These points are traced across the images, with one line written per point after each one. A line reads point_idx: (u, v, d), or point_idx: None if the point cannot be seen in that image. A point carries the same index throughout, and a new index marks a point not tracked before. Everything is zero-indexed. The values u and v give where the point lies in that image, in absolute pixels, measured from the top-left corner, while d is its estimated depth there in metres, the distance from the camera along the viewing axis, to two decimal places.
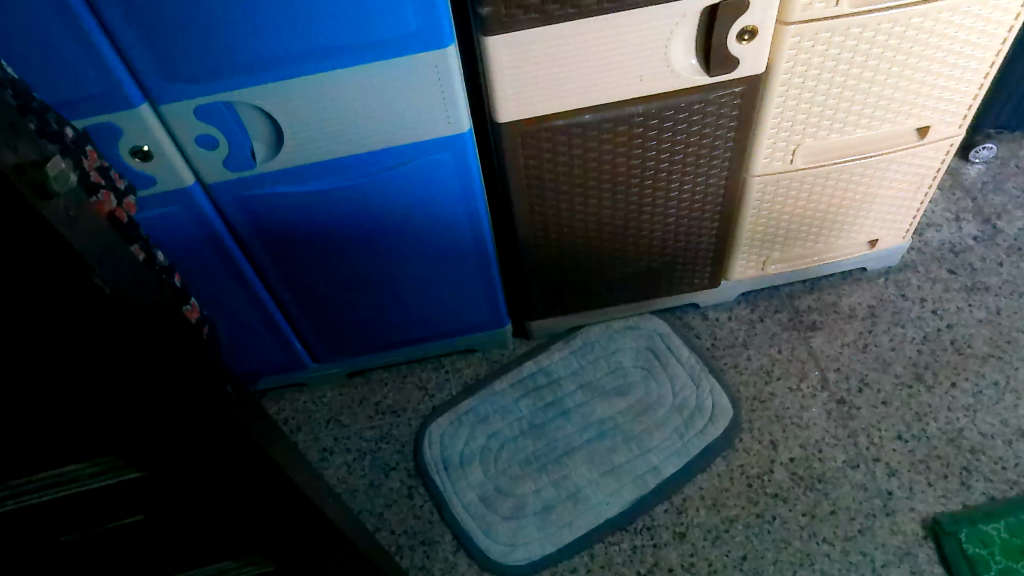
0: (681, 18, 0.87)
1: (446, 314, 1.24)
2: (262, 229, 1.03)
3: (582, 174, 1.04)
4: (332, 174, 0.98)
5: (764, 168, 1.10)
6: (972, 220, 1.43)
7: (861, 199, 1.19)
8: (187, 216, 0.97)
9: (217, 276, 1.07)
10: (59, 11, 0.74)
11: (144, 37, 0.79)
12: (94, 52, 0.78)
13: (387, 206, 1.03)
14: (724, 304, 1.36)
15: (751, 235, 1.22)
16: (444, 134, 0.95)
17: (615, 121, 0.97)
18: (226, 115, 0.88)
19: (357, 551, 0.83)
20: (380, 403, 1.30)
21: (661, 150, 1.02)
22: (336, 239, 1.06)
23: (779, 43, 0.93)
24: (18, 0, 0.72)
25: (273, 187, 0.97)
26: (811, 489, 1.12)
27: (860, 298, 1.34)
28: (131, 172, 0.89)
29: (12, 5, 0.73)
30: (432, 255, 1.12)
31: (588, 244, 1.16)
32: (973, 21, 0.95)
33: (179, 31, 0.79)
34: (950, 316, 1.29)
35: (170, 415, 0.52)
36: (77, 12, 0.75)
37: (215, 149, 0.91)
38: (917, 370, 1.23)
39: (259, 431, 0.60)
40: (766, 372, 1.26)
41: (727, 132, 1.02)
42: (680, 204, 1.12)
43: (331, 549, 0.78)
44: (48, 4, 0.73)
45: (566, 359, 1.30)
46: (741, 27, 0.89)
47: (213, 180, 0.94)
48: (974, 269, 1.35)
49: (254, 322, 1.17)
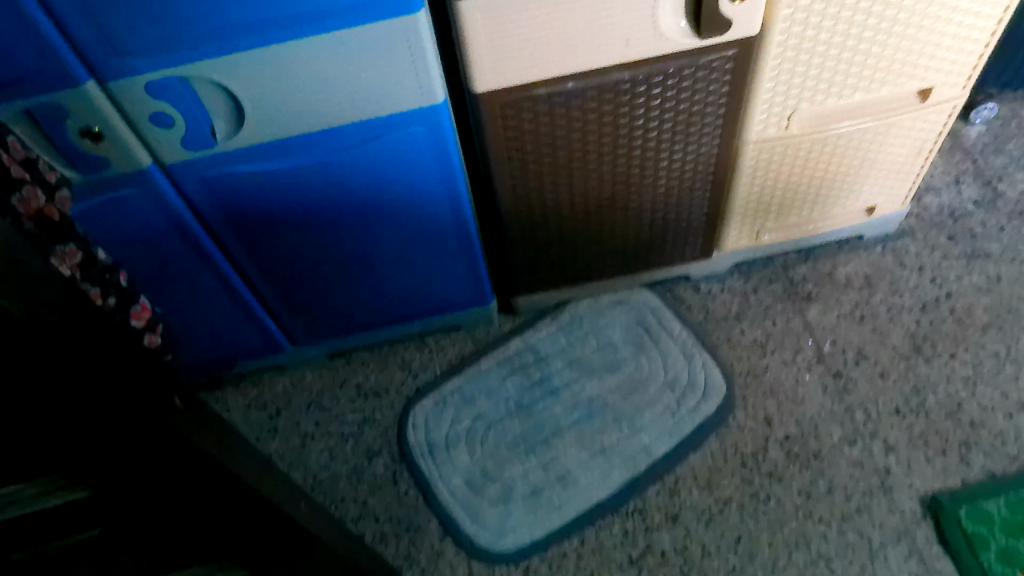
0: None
1: (425, 291, 1.19)
2: (229, 210, 0.97)
3: (566, 145, 0.98)
4: (300, 150, 0.91)
5: (758, 135, 1.04)
6: (972, 183, 1.37)
7: (859, 164, 1.14)
8: (145, 198, 0.91)
9: (182, 261, 1.01)
10: None
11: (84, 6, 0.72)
12: (29, 25, 0.71)
13: (360, 180, 0.97)
14: (716, 276, 1.30)
15: (745, 204, 1.17)
16: (417, 105, 0.89)
17: (601, 89, 0.91)
18: (181, 91, 0.81)
19: (327, 551, 0.79)
20: (362, 384, 1.25)
21: (650, 119, 0.97)
22: (307, 218, 1.00)
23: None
24: None
25: (237, 166, 0.91)
26: (807, 468, 1.09)
27: (857, 268, 1.29)
28: (81, 154, 0.83)
29: None
30: (410, 231, 1.06)
31: (573, 219, 1.10)
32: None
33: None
34: (950, 285, 1.25)
35: (113, 436, 0.47)
36: None
37: (171, 129, 0.85)
38: (915, 341, 1.20)
39: (215, 440, 0.56)
40: (760, 346, 1.21)
41: (719, 99, 0.96)
42: (671, 174, 1.07)
43: (301, 548, 0.74)
44: None
45: (554, 336, 1.25)
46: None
47: (171, 161, 0.88)
48: (974, 235, 1.31)
49: (226, 305, 1.11)
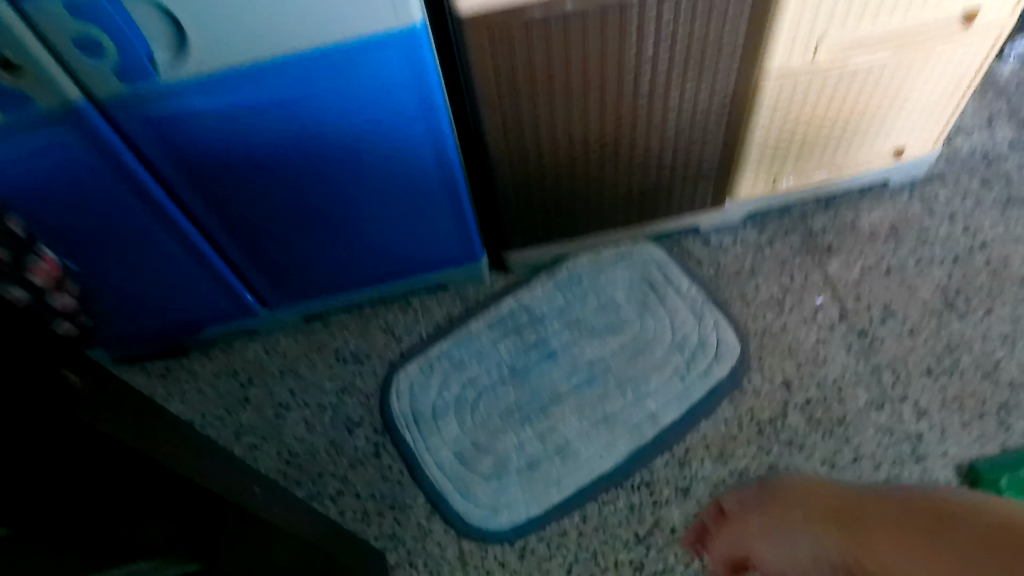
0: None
1: (407, 245, 1.07)
2: (178, 153, 0.85)
3: (564, 77, 0.86)
4: (256, 81, 0.79)
5: (783, 66, 0.92)
6: (1007, 122, 1.26)
7: (890, 100, 1.02)
8: (77, 136, 0.79)
9: (129, 211, 0.89)
10: None
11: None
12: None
13: (328, 116, 0.84)
14: (728, 227, 1.19)
15: (763, 147, 1.05)
16: (391, 27, 0.76)
17: (604, 8, 0.79)
18: (110, 10, 0.69)
19: (292, 539, 0.69)
20: (341, 350, 1.15)
21: (660, 46, 0.84)
22: (270, 161, 0.88)
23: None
24: None
25: (183, 100, 0.79)
26: (830, 435, 1.00)
27: (882, 217, 1.18)
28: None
29: None
30: (388, 176, 0.94)
31: (572, 164, 0.99)
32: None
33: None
34: (984, 235, 1.14)
35: None
36: None
37: (102, 56, 0.72)
38: (947, 296, 1.09)
39: (138, 425, 0.44)
40: (777, 303, 1.11)
41: (739, 24, 0.84)
42: (682, 112, 0.95)
43: (257, 537, 0.63)
44: None
45: (551, 295, 1.14)
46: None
47: (105, 94, 0.76)
48: (1009, 180, 1.19)
49: (184, 262, 1.00)
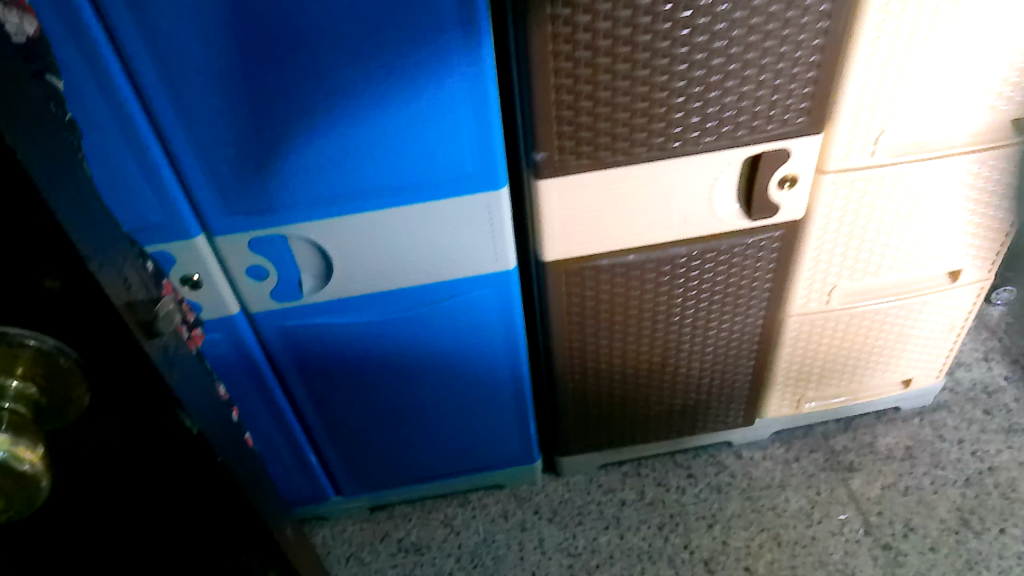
0: (816, 66, 0.82)
1: (471, 447, 1.24)
2: (302, 357, 1.05)
3: (607, 314, 1.04)
4: (378, 305, 1.01)
5: (800, 308, 1.10)
6: (1001, 359, 1.47)
7: (893, 340, 1.19)
8: (227, 341, 1.00)
9: (246, 397, 1.08)
10: (124, 129, 0.78)
11: (221, 154, 0.82)
12: (106, 81, 0.75)
13: (421, 334, 1.05)
14: (758, 442, 1.36)
15: (786, 377, 1.22)
16: (491, 270, 0.98)
17: (658, 261, 0.98)
18: (283, 252, 0.92)
19: None
20: (403, 539, 1.29)
21: (694, 300, 1.04)
22: (367, 368, 1.08)
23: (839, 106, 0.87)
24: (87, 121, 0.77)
25: (317, 317, 1.01)
26: (881, 532, 1.21)
27: (896, 439, 1.34)
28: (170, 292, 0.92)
29: (85, 127, 0.77)
30: (463, 386, 1.14)
31: (609, 379, 1.15)
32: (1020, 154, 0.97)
33: (331, 69, 0.77)
34: (991, 459, 1.29)
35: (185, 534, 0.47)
36: (138, 126, 0.78)
37: (264, 280, 0.95)
38: (962, 515, 1.22)
39: None
40: (806, 514, 1.24)
41: (766, 273, 1.03)
42: (717, 344, 1.12)
43: None
44: (111, 118, 0.77)
45: (595, 495, 1.31)
46: (844, 45, 0.82)
47: (257, 311, 0.98)
48: (1009, 410, 1.37)
49: (279, 443, 1.16)
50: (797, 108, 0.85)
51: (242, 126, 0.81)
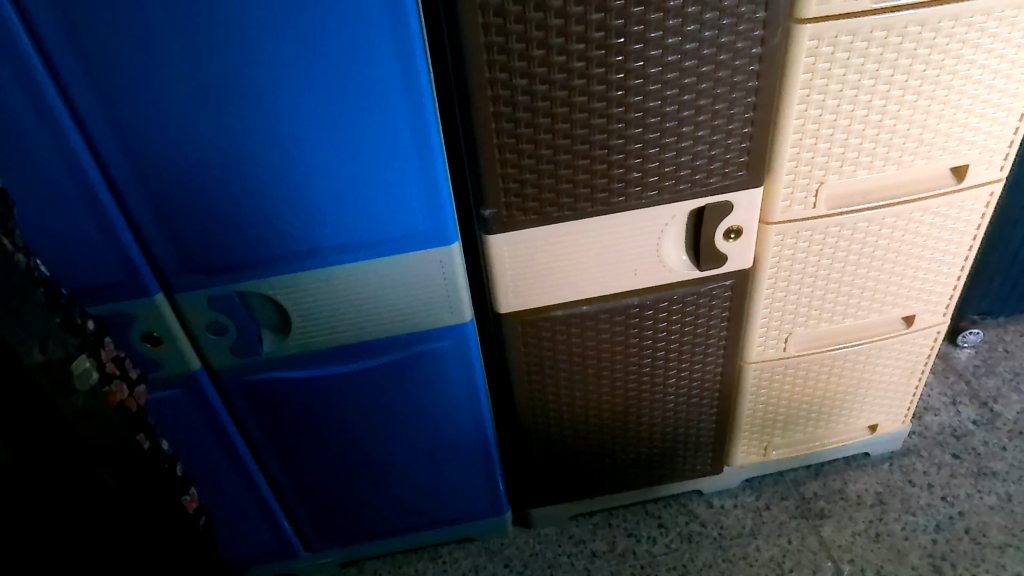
0: (750, 123, 0.85)
1: (440, 500, 1.24)
2: (264, 413, 1.06)
3: (568, 367, 1.05)
4: (338, 359, 1.02)
5: (759, 356, 1.11)
6: (969, 402, 1.48)
7: (855, 385, 1.20)
8: (189, 399, 1.01)
9: (210, 454, 1.08)
10: (82, 194, 0.80)
11: (180, 218, 0.85)
12: (67, 153, 0.77)
13: (383, 388, 1.06)
14: (728, 491, 1.36)
15: (751, 425, 1.23)
16: (448, 322, 1.00)
17: (612, 312, 1.00)
18: (242, 309, 0.94)
19: None
20: None
21: (652, 350, 1.06)
22: (330, 424, 1.09)
23: (777, 160, 0.90)
24: (47, 188, 0.79)
25: (278, 372, 1.01)
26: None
27: (866, 485, 1.34)
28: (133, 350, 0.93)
29: (44, 193, 0.80)
30: (427, 439, 1.14)
31: (573, 430, 1.15)
32: (961, 202, 0.99)
33: (284, 132, 0.80)
34: (961, 504, 1.29)
35: None
36: (98, 192, 0.81)
37: (225, 337, 0.96)
38: (934, 561, 1.20)
39: None
40: (777, 564, 1.23)
41: (721, 321, 1.05)
42: (678, 393, 1.13)
43: None
44: (70, 183, 0.79)
45: (566, 547, 1.30)
46: (776, 102, 0.85)
47: (219, 367, 0.99)
48: (978, 453, 1.37)
49: (245, 499, 1.16)
50: (735, 162, 0.88)
51: (198, 189, 0.83)
